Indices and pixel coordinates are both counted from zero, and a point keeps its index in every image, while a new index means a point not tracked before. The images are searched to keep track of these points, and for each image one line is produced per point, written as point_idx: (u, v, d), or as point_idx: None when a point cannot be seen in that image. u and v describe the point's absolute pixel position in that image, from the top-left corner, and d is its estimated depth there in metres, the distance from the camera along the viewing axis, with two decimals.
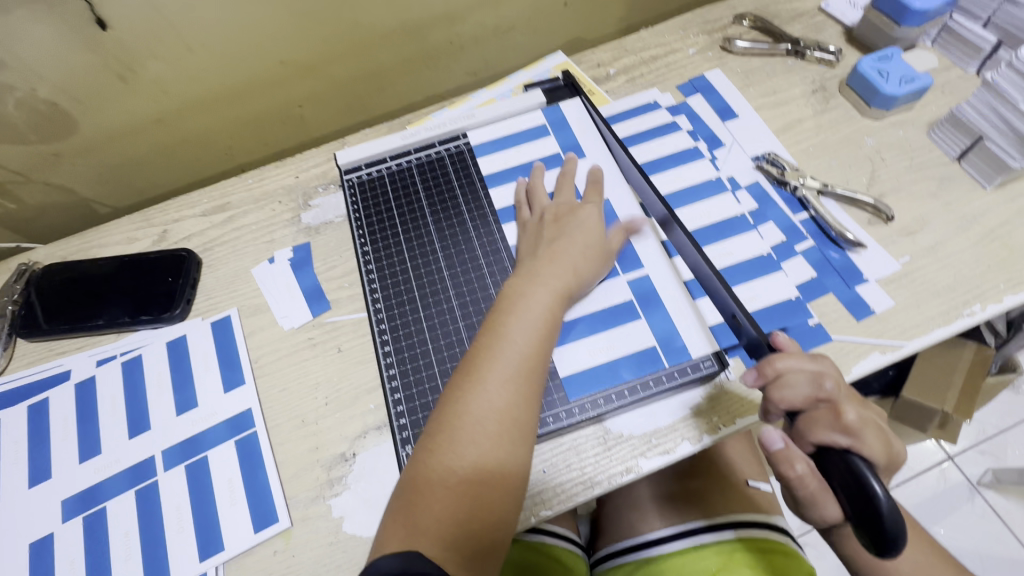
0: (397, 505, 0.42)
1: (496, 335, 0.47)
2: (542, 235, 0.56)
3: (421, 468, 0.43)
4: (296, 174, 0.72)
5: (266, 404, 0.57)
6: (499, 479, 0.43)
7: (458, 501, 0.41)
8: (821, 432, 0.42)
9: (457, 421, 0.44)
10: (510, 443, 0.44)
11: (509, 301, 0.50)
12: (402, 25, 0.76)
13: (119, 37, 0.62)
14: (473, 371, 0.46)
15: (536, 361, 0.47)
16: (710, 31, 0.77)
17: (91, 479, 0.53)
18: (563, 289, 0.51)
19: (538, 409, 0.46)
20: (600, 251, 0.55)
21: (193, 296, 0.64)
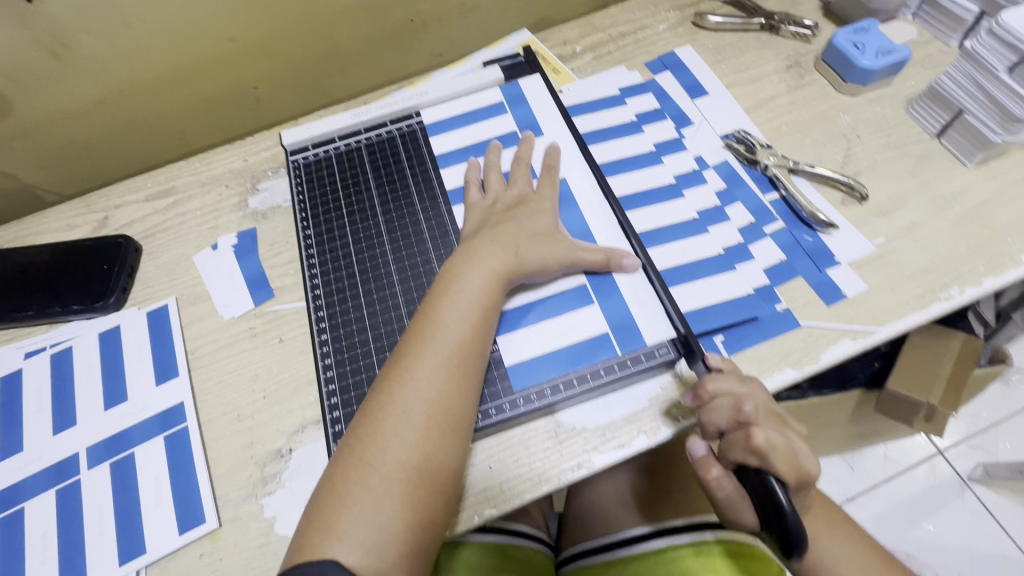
0: (316, 507, 0.40)
1: (428, 321, 0.46)
2: (488, 217, 0.53)
3: (344, 465, 0.41)
4: (245, 157, 0.69)
5: (200, 397, 0.53)
6: (426, 477, 0.41)
7: (379, 502, 0.39)
8: (738, 454, 0.41)
9: (383, 414, 0.42)
10: (439, 437, 0.42)
11: (445, 285, 0.48)
12: (358, 2, 0.72)
13: (47, 10, 0.58)
14: (402, 360, 0.44)
15: (470, 348, 0.45)
16: (682, 7, 0.74)
17: (9, 478, 0.50)
18: (503, 270, 0.48)
19: (473, 401, 0.44)
20: (547, 231, 0.52)
21: (130, 284, 0.60)
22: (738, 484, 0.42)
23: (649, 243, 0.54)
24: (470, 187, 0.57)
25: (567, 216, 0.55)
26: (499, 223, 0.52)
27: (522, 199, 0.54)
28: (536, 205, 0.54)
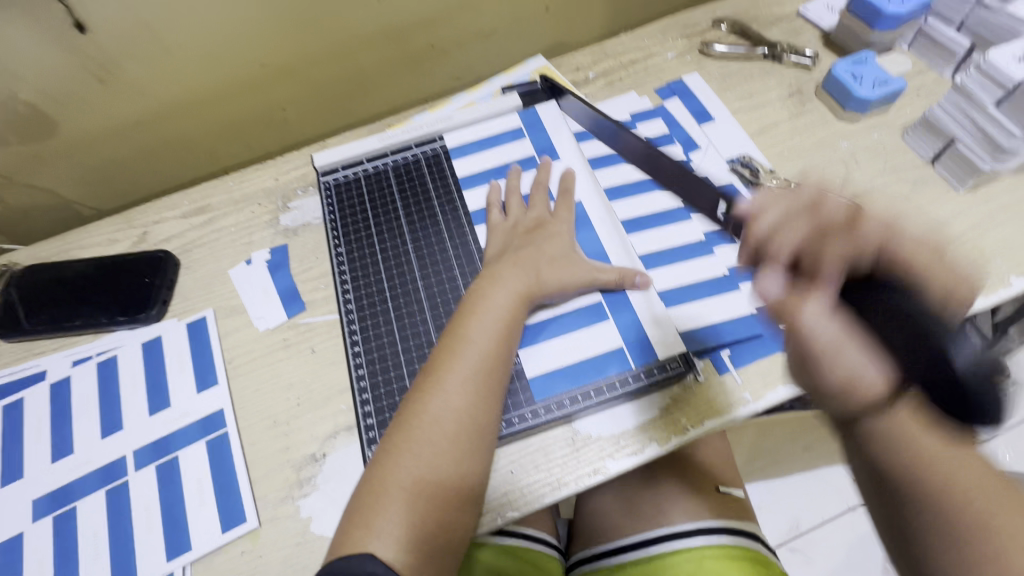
0: (355, 508, 0.44)
1: (457, 337, 0.50)
2: (510, 241, 0.58)
3: (380, 468, 0.45)
4: (276, 177, 0.72)
5: (238, 404, 0.57)
6: (455, 480, 0.44)
7: (413, 502, 0.43)
8: (838, 251, 0.40)
9: (416, 421, 0.46)
10: (467, 443, 0.46)
11: (472, 304, 0.52)
12: (382, 29, 0.77)
13: (97, 40, 0.62)
14: (433, 373, 0.48)
15: (495, 362, 0.49)
16: (689, 36, 0.78)
17: (62, 479, 0.54)
18: (525, 290, 0.53)
19: (497, 410, 0.48)
20: (565, 253, 0.56)
21: (170, 296, 0.64)
22: (849, 306, 0.38)
23: (659, 262, 0.58)
24: (493, 209, 0.61)
25: (582, 237, 0.59)
26: (521, 247, 0.57)
27: (541, 223, 0.59)
28: (553, 228, 0.58)
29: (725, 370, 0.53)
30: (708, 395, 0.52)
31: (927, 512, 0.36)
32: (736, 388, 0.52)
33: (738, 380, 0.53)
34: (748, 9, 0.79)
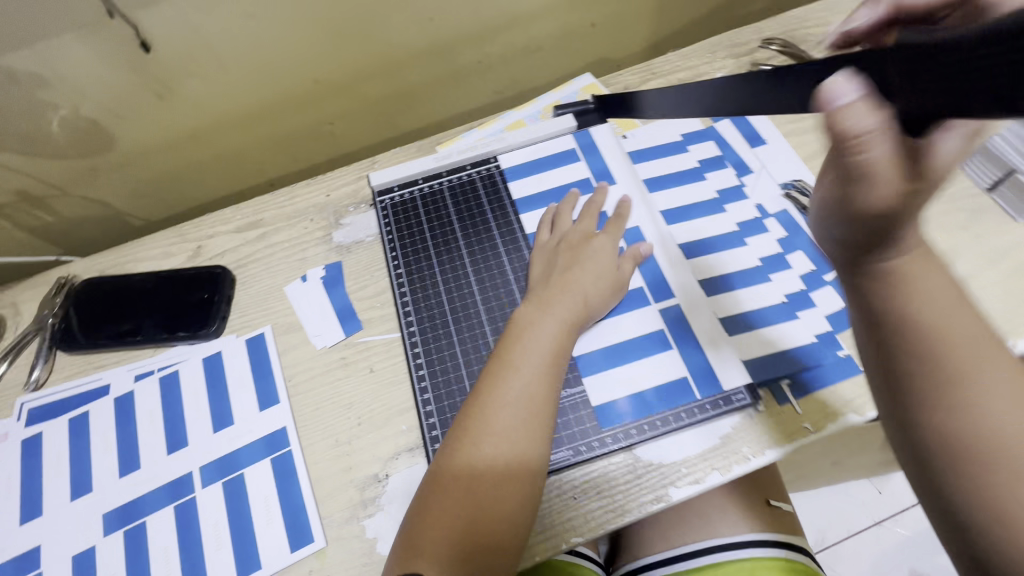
0: (409, 530, 0.45)
1: (505, 364, 0.51)
2: (554, 260, 0.59)
3: (432, 492, 0.47)
4: (328, 192, 0.73)
5: (300, 423, 0.58)
6: (501, 506, 0.45)
7: (454, 525, 0.44)
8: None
9: (463, 448, 0.47)
10: (510, 471, 0.46)
11: (518, 329, 0.53)
12: (433, 45, 0.77)
13: (160, 58, 0.63)
14: (481, 400, 0.49)
15: (542, 390, 0.49)
16: (738, 55, 0.78)
17: (130, 494, 0.55)
18: (572, 316, 0.54)
19: (545, 438, 0.49)
20: (610, 273, 0.57)
21: (228, 312, 0.65)
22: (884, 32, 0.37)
23: (716, 289, 0.58)
24: (541, 230, 0.63)
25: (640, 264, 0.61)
26: (567, 268, 0.57)
27: (586, 238, 0.60)
28: (598, 244, 0.59)
29: (785, 401, 0.53)
30: (770, 427, 0.52)
31: (939, 394, 0.35)
32: (797, 418, 0.52)
33: (800, 411, 0.52)
34: (797, 29, 0.79)
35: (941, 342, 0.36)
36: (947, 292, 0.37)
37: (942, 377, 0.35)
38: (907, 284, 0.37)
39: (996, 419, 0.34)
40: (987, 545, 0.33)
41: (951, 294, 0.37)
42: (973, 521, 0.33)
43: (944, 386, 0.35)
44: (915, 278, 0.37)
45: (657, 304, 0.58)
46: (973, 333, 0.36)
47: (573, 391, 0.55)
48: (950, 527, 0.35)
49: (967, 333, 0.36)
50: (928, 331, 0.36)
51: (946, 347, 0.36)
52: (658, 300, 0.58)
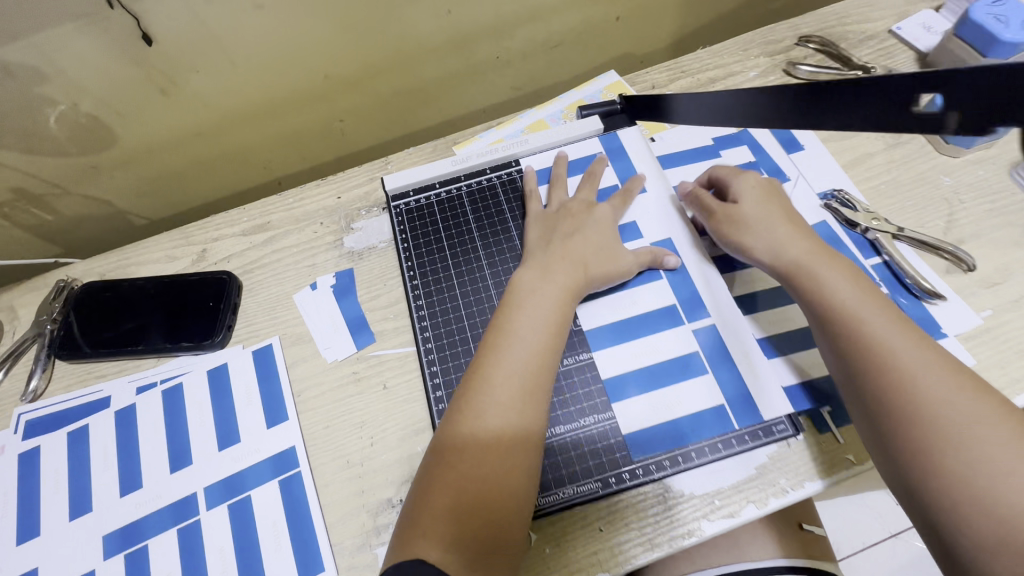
0: (410, 515, 0.42)
1: (504, 334, 0.49)
2: (555, 226, 0.58)
3: (433, 470, 0.44)
4: (338, 195, 0.69)
5: (310, 443, 0.55)
6: (502, 481, 0.43)
7: (456, 496, 0.42)
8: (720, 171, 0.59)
9: (462, 418, 0.45)
10: (512, 438, 0.44)
11: (518, 296, 0.51)
12: (450, 39, 0.73)
13: (163, 52, 0.59)
14: (480, 370, 0.47)
15: (542, 360, 0.48)
16: (772, 53, 0.74)
17: (132, 515, 0.52)
18: (573, 285, 0.52)
19: (545, 411, 0.47)
20: (609, 244, 0.56)
21: (234, 321, 0.62)
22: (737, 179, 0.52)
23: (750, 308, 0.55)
24: (532, 199, 0.62)
25: (673, 280, 0.56)
26: (568, 236, 0.56)
27: (587, 207, 0.59)
28: (598, 214, 0.58)
29: (826, 429, 0.50)
30: (811, 458, 0.49)
31: (868, 366, 0.44)
32: (840, 449, 0.49)
33: (842, 440, 0.49)
34: (835, 25, 0.75)
35: (862, 325, 0.45)
36: (858, 288, 0.48)
37: (868, 353, 0.44)
38: (827, 287, 0.48)
39: (918, 384, 0.42)
40: (930, 493, 0.39)
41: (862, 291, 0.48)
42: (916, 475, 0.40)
43: (870, 359, 0.44)
44: (835, 280, 0.48)
45: (690, 324, 0.54)
46: (888, 320, 0.45)
47: (602, 416, 0.51)
48: (900, 481, 0.41)
49: (884, 319, 0.45)
50: (848, 318, 0.46)
51: (867, 329, 0.45)
52: (691, 320, 0.54)
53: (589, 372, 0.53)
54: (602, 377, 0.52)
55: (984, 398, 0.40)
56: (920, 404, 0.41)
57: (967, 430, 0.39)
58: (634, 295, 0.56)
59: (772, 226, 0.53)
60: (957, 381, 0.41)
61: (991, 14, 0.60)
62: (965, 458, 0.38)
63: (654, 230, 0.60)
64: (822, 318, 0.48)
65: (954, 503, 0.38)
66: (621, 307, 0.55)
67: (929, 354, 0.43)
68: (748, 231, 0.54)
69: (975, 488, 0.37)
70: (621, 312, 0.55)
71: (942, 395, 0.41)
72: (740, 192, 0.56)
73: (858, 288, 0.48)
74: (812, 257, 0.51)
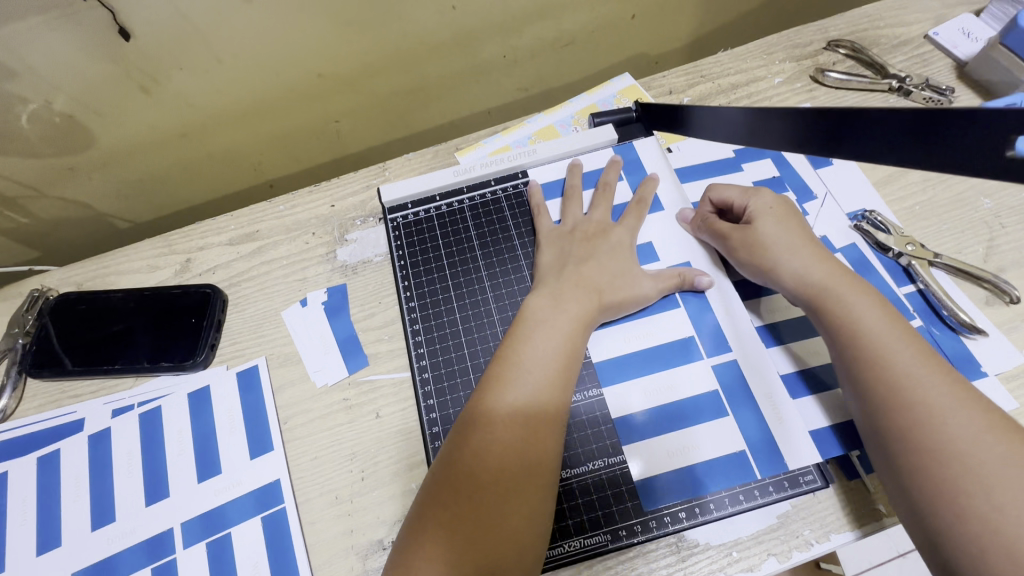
0: (400, 556, 0.38)
1: (509, 365, 0.45)
2: (568, 250, 0.53)
3: (427, 507, 0.40)
4: (331, 203, 0.65)
5: (297, 475, 0.51)
6: (503, 522, 0.38)
7: (452, 539, 0.38)
8: (723, 191, 0.55)
9: (462, 453, 0.41)
10: (517, 477, 0.40)
11: (525, 325, 0.47)
12: (454, 37, 0.68)
13: (142, 47, 0.54)
14: (481, 402, 0.43)
15: (551, 395, 0.43)
16: (799, 58, 0.69)
17: (103, 551, 0.49)
18: (586, 316, 0.48)
19: (555, 447, 0.42)
20: (626, 270, 0.52)
21: (218, 339, 0.58)
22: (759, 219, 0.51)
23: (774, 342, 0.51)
24: (540, 215, 0.58)
25: (691, 310, 0.52)
26: (582, 261, 0.52)
27: (602, 228, 0.55)
28: (615, 237, 0.54)
29: (854, 476, 0.46)
30: (838, 509, 0.45)
31: (890, 397, 0.40)
32: (870, 499, 0.45)
33: (872, 489, 0.45)
34: (867, 29, 0.70)
35: (883, 352, 0.41)
36: (881, 313, 0.44)
37: (890, 382, 0.40)
38: (845, 309, 0.44)
39: (945, 420, 0.37)
40: (952, 540, 0.35)
41: (887, 317, 0.43)
42: (934, 524, 0.36)
43: (892, 389, 0.40)
44: (856, 302, 0.45)
45: (710, 359, 0.50)
46: (913, 349, 0.41)
47: (613, 460, 0.47)
48: (920, 525, 0.37)
49: (908, 348, 0.41)
50: (869, 344, 0.42)
51: (889, 356, 0.41)
52: (711, 354, 0.50)
53: (598, 410, 0.49)
54: (613, 416, 0.48)
55: (1017, 440, 0.36)
56: (943, 441, 0.37)
57: (997, 473, 0.35)
58: (650, 327, 0.52)
59: (789, 247, 0.49)
60: (987, 419, 0.37)
61: None
62: (994, 504, 0.34)
63: (671, 254, 0.56)
64: (840, 343, 0.44)
65: (980, 553, 0.33)
66: (637, 337, 0.51)
67: (956, 387, 0.39)
68: (762, 250, 0.50)
69: (1000, 540, 0.33)
70: (636, 344, 0.51)
71: (970, 432, 0.36)
72: (754, 212, 0.52)
73: (880, 313, 0.44)
74: (833, 277, 0.46)
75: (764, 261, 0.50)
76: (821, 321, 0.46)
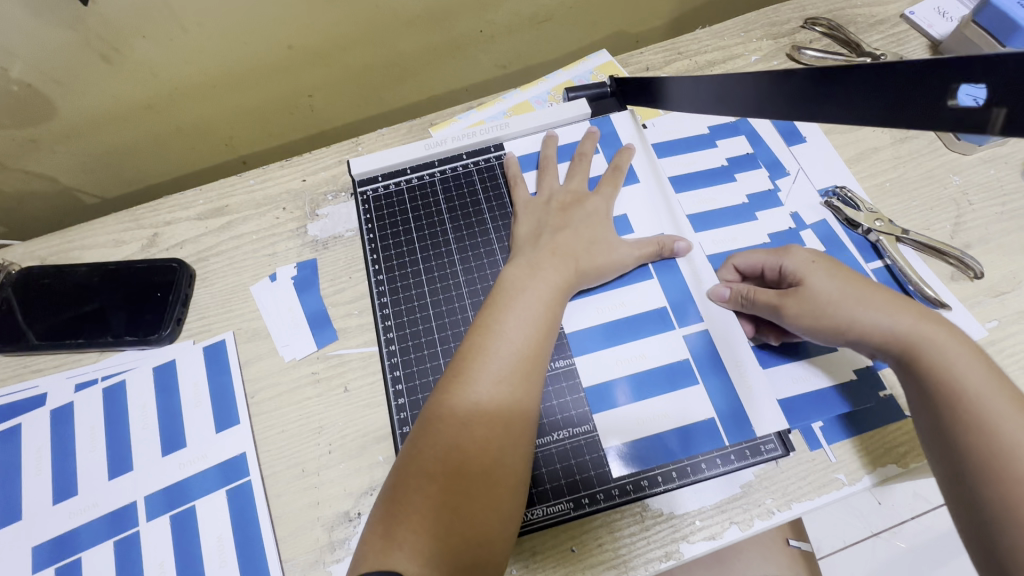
0: (382, 528, 0.37)
1: (490, 333, 0.44)
2: (544, 220, 0.53)
3: (407, 478, 0.39)
4: (303, 177, 0.64)
5: (263, 449, 0.51)
6: (484, 495, 0.38)
7: (437, 510, 0.37)
8: (743, 257, 0.51)
9: (445, 425, 0.40)
10: (500, 447, 0.40)
11: (506, 293, 0.47)
12: (428, 10, 0.66)
13: (102, 13, 0.53)
14: (462, 371, 0.42)
15: (532, 364, 0.43)
16: (776, 36, 0.68)
17: (65, 524, 0.48)
18: (565, 282, 0.48)
19: (534, 415, 0.42)
20: (604, 238, 0.52)
21: (184, 314, 0.57)
22: (799, 275, 0.47)
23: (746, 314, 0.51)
24: (516, 185, 0.57)
25: (663, 281, 0.52)
26: (557, 230, 0.52)
27: (578, 198, 0.55)
28: (591, 205, 0.54)
29: (817, 446, 0.47)
30: (799, 478, 0.46)
31: (994, 469, 0.36)
32: (830, 468, 0.46)
33: (833, 459, 0.46)
34: (844, 7, 0.69)
35: (987, 418, 0.37)
36: (983, 370, 0.39)
37: (994, 454, 0.36)
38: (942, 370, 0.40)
39: None
40: None
41: (988, 374, 0.39)
42: None
43: (999, 462, 0.36)
44: (952, 361, 0.40)
45: (680, 330, 0.50)
46: (1023, 416, 0.37)
47: (578, 430, 0.47)
48: None
49: (1016, 414, 0.37)
50: (969, 407, 0.38)
51: (992, 423, 0.37)
52: (681, 325, 0.50)
53: (565, 380, 0.49)
54: (582, 386, 0.49)
55: None
56: None
57: None
58: (621, 298, 0.52)
59: (857, 299, 0.44)
60: None
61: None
62: None
63: (645, 227, 0.55)
64: (932, 403, 0.40)
65: None
66: (608, 309, 0.51)
67: None
68: (827, 308, 0.45)
69: None
70: (607, 315, 0.51)
71: None
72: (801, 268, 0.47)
73: (975, 369, 0.39)
74: (915, 329, 0.42)
75: (832, 321, 0.44)
76: (908, 377, 0.42)
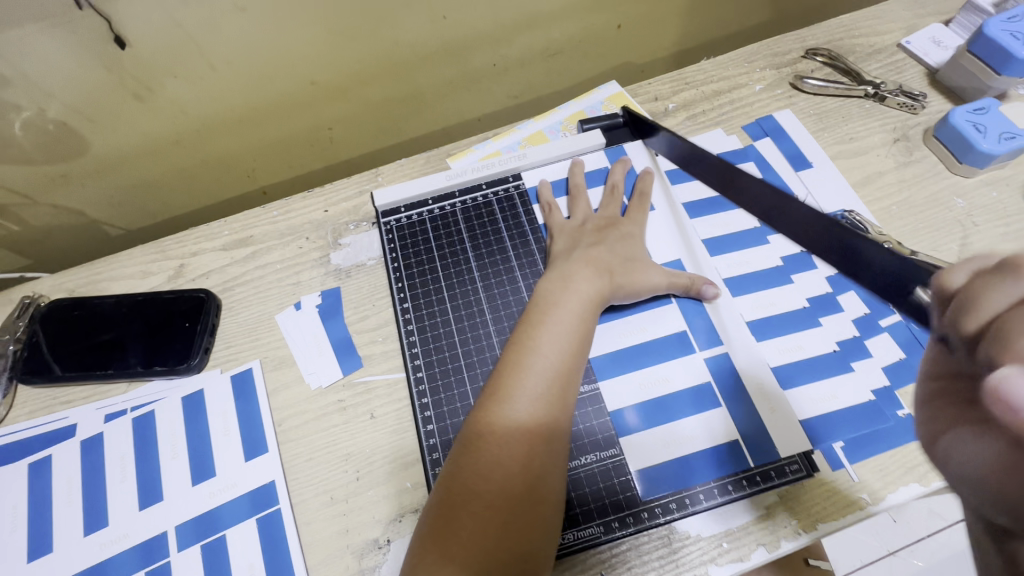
0: (432, 546, 0.38)
1: (526, 349, 0.45)
2: (578, 238, 0.56)
3: (454, 498, 0.39)
4: (326, 207, 0.66)
5: (291, 477, 0.51)
6: (529, 508, 0.39)
7: (486, 528, 0.38)
8: None
9: (488, 444, 0.41)
10: (541, 463, 0.41)
11: (539, 312, 0.48)
12: (445, 46, 0.69)
13: (137, 55, 0.55)
14: (500, 388, 0.44)
15: (567, 377, 0.44)
16: (779, 66, 0.71)
17: (96, 556, 0.48)
18: (597, 295, 0.50)
19: (569, 430, 0.44)
20: (633, 257, 0.54)
21: (211, 343, 0.58)
22: None
23: (762, 334, 0.52)
24: (551, 211, 0.60)
25: (682, 306, 0.54)
26: (590, 247, 0.54)
27: (611, 222, 0.57)
28: (623, 229, 0.57)
29: (839, 466, 0.47)
30: (824, 499, 0.46)
31: None
32: (854, 488, 0.46)
33: (856, 479, 0.47)
34: (843, 38, 0.72)
35: None
36: None
37: None
38: None
39: None
40: None
41: None
42: None
43: None
44: None
45: (702, 352, 0.51)
46: None
47: (605, 454, 0.48)
48: None
49: None
50: None
51: None
52: (702, 347, 0.52)
53: (591, 405, 0.50)
54: (608, 410, 0.50)
55: None
56: None
57: None
58: (644, 323, 0.53)
59: None
60: None
61: (1007, 30, 0.59)
62: None
63: (663, 252, 0.57)
64: None
65: None
66: (630, 334, 0.53)
67: None
68: None
69: None
70: (628, 340, 0.52)
71: None
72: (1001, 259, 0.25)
73: None
74: None
75: None
76: None
